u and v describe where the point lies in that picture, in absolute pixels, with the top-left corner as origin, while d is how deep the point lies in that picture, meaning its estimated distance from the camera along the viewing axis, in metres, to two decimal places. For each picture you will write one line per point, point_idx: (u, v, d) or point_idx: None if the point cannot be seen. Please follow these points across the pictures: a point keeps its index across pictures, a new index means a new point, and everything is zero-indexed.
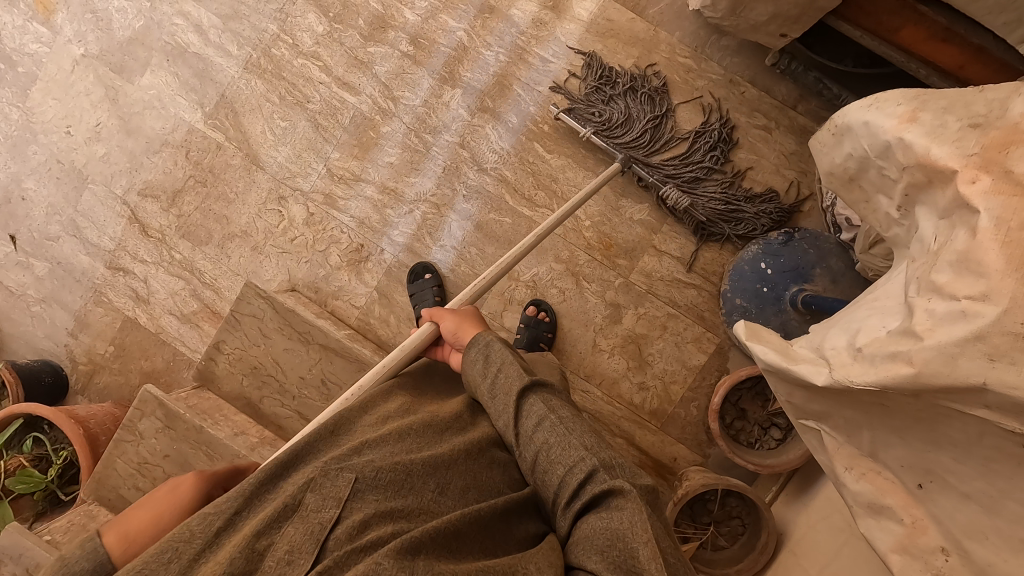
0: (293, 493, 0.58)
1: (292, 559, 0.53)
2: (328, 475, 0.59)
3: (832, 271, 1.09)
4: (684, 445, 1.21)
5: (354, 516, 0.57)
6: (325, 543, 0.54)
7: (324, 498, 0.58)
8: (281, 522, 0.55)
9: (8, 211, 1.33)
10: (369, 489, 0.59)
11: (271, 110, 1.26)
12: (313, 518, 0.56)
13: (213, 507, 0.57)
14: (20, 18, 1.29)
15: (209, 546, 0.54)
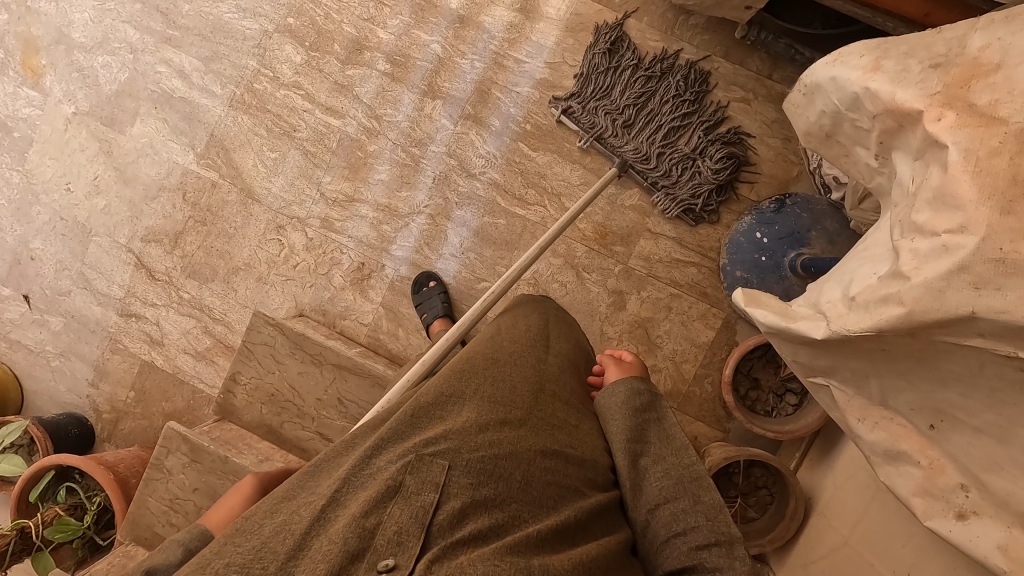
0: (393, 476, 0.56)
1: (402, 541, 0.52)
2: (424, 459, 0.58)
3: (827, 232, 1.10)
4: (703, 422, 1.21)
5: (451, 503, 0.55)
6: (429, 529, 0.53)
7: (423, 482, 0.56)
8: (385, 504, 0.54)
9: (19, 272, 1.37)
10: (466, 472, 0.58)
11: (261, 143, 1.29)
12: (415, 501, 0.55)
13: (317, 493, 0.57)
14: (10, 85, 1.34)
15: (316, 522, 0.54)
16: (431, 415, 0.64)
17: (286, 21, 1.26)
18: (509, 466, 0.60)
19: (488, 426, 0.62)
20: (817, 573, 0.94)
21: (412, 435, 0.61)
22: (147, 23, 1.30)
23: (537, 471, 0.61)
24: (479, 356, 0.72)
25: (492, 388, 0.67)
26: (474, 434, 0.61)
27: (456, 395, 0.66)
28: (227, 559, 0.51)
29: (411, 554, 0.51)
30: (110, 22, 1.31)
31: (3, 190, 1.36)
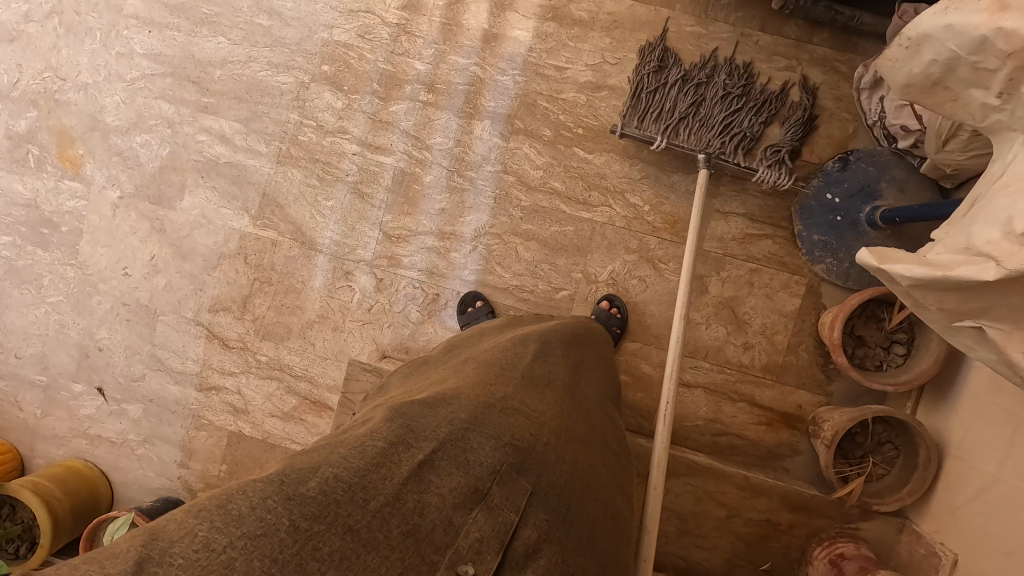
0: (482, 479, 0.55)
1: (481, 551, 0.51)
2: (513, 473, 0.56)
3: (897, 180, 1.11)
4: (805, 389, 1.22)
5: (529, 532, 0.54)
6: (505, 553, 0.52)
7: (509, 496, 0.55)
8: (470, 506, 0.53)
9: (90, 365, 1.35)
10: (545, 507, 0.56)
11: (315, 193, 1.28)
12: (497, 514, 0.53)
13: (410, 450, 0.57)
14: (51, 180, 1.33)
15: (410, 481, 0.54)
16: (522, 420, 0.63)
17: (320, 68, 1.26)
18: (582, 519, 0.58)
19: (571, 457, 0.62)
20: (970, 516, 0.95)
21: (504, 429, 0.60)
22: (180, 95, 1.29)
23: (604, 531, 0.60)
24: (561, 385, 0.73)
25: (566, 416, 0.67)
26: (559, 465, 0.60)
27: (541, 408, 0.66)
28: (332, 470, 0.52)
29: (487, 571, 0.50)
30: (142, 100, 1.30)
31: (60, 286, 1.34)
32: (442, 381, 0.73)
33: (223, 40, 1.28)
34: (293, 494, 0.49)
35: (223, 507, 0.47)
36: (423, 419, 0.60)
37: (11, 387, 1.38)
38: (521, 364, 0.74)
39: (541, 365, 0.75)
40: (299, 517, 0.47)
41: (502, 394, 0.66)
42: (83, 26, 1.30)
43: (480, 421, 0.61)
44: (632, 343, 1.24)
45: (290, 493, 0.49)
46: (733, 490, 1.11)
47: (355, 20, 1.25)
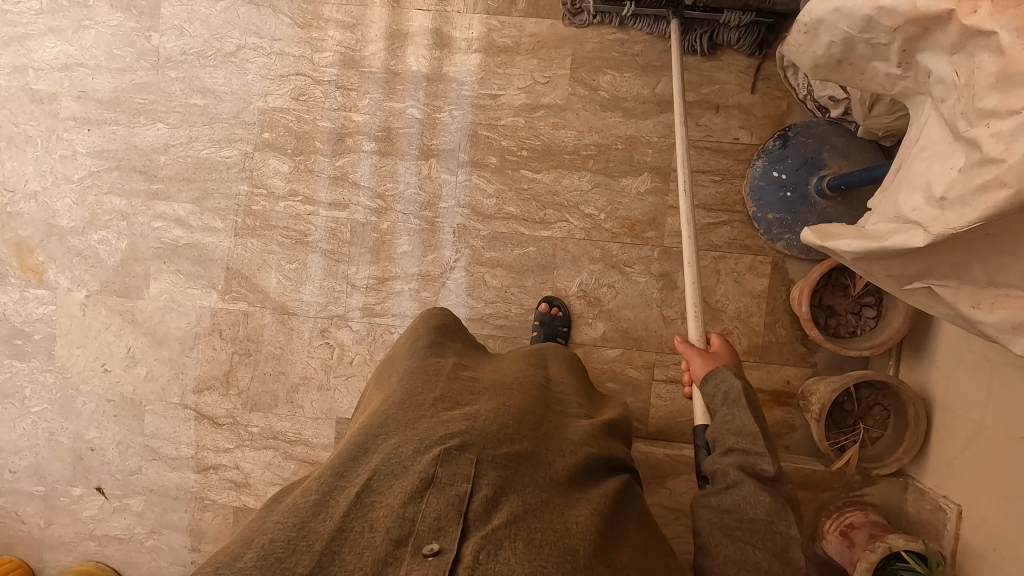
0: (425, 470, 0.60)
1: (441, 526, 0.56)
2: (454, 452, 0.61)
3: (838, 148, 1.14)
4: (790, 364, 1.23)
5: (484, 491, 0.59)
6: (466, 515, 0.57)
7: (455, 473, 0.60)
8: (421, 495, 0.58)
9: (85, 467, 1.35)
10: (493, 464, 0.61)
11: (279, 259, 1.29)
12: (449, 491, 0.58)
13: (347, 481, 0.61)
14: (16, 292, 1.33)
15: (354, 505, 0.58)
16: (454, 413, 0.67)
17: (262, 136, 1.27)
18: (533, 463, 0.64)
19: (508, 422, 0.67)
20: (967, 465, 0.95)
21: (437, 427, 0.65)
22: (129, 186, 1.30)
23: (560, 471, 0.65)
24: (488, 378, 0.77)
25: (504, 393, 0.73)
26: (499, 431, 0.65)
27: (471, 398, 0.71)
28: (270, 534, 0.56)
29: (453, 537, 0.55)
30: (93, 198, 1.31)
31: (42, 394, 1.34)
32: (372, 407, 0.75)
33: (162, 126, 1.29)
34: (232, 571, 0.53)
35: None
36: (355, 457, 0.64)
37: (11, 502, 1.37)
38: (446, 369, 0.77)
39: (467, 369, 0.79)
40: None
41: (431, 397, 0.70)
42: (22, 136, 1.31)
43: (411, 431, 0.65)
44: (613, 349, 1.26)
45: (231, 569, 0.53)
46: None
47: (288, 83, 1.26)
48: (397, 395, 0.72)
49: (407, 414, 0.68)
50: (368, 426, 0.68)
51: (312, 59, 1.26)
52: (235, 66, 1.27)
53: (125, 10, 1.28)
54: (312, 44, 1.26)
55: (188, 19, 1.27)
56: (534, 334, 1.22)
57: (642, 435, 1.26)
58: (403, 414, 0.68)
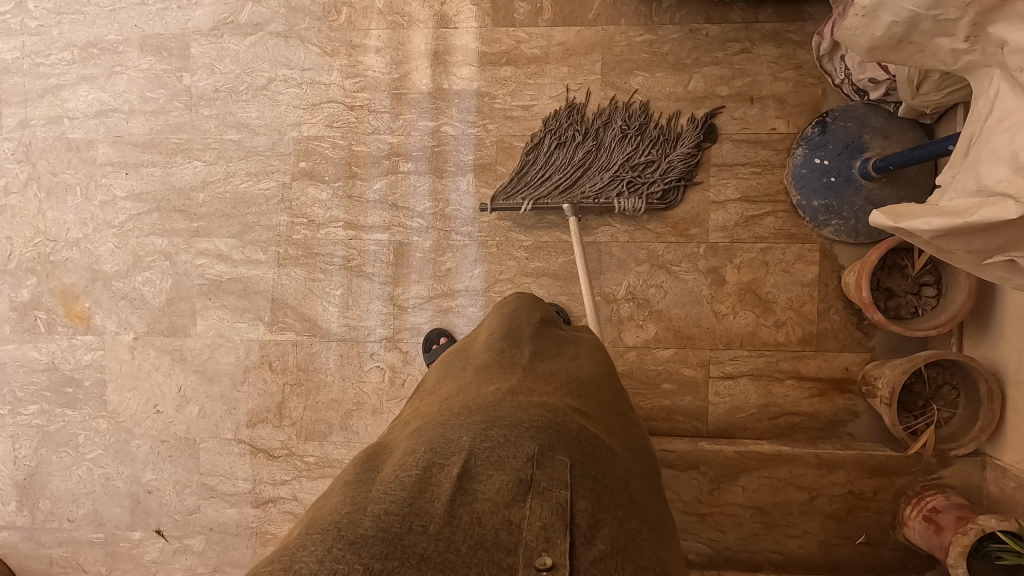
0: (522, 470, 0.56)
1: (550, 537, 0.50)
2: (547, 454, 0.58)
3: (879, 129, 1.13)
4: (847, 351, 1.22)
5: (584, 504, 0.54)
6: (571, 528, 0.51)
7: (553, 477, 0.56)
8: (522, 497, 0.53)
9: (144, 510, 1.34)
10: (586, 476, 0.58)
11: (324, 286, 1.29)
12: (550, 496, 0.54)
13: (445, 463, 0.56)
14: (64, 339, 1.34)
15: (458, 490, 0.53)
16: (535, 405, 0.65)
17: (299, 165, 1.28)
18: (617, 482, 0.61)
19: (586, 430, 0.65)
20: None
21: (521, 420, 0.62)
22: (170, 226, 1.31)
23: (636, 493, 0.62)
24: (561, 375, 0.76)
25: (572, 401, 0.70)
26: (579, 440, 0.62)
27: (548, 395, 0.68)
28: (382, 506, 0.49)
29: (563, 550, 0.48)
30: (135, 240, 1.32)
31: (96, 440, 1.34)
32: (446, 395, 0.72)
33: (199, 164, 1.30)
34: (352, 539, 0.45)
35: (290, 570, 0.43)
36: (445, 443, 0.59)
37: (71, 553, 1.36)
38: (520, 361, 0.76)
39: (542, 362, 0.77)
40: (371, 559, 0.43)
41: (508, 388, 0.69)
42: (62, 185, 1.32)
43: (497, 417, 0.62)
44: (666, 349, 1.25)
45: (351, 537, 0.45)
46: (808, 471, 1.08)
47: (321, 112, 1.27)
48: (475, 390, 0.70)
49: (489, 404, 0.65)
50: (446, 418, 0.64)
51: (345, 85, 1.27)
52: (267, 98, 1.28)
53: (156, 52, 1.29)
54: (342, 71, 1.27)
55: (217, 56, 1.28)
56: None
57: (703, 435, 1.24)
58: (487, 400, 0.66)
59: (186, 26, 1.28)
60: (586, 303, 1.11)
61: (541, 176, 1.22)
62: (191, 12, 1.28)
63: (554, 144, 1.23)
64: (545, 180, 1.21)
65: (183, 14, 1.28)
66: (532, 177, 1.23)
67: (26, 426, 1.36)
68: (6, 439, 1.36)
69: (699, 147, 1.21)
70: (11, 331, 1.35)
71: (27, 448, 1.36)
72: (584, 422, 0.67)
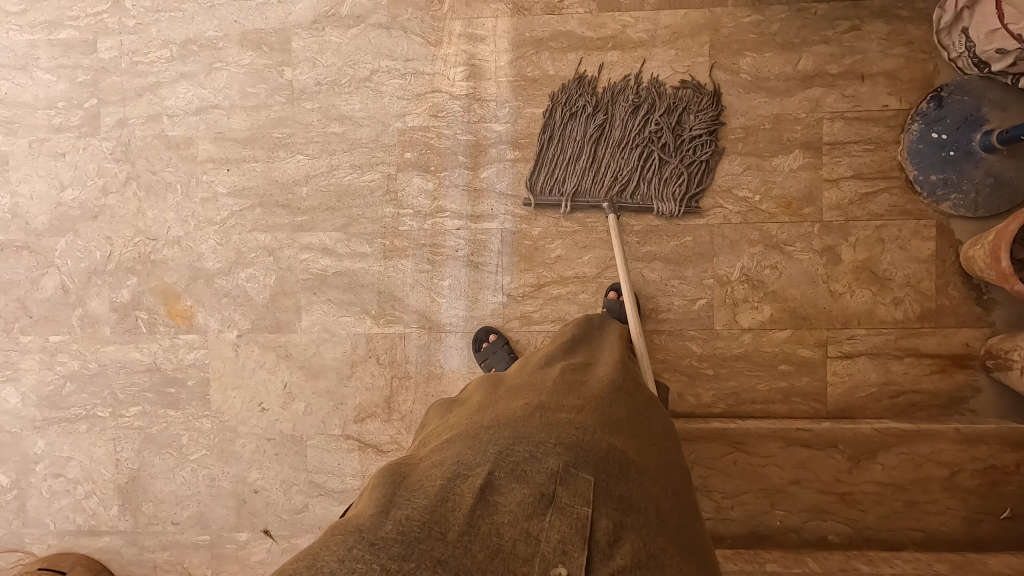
0: (545, 485, 0.60)
1: (567, 550, 0.55)
2: (572, 471, 0.61)
3: (996, 102, 1.12)
4: (967, 326, 1.20)
5: (605, 520, 0.58)
6: (590, 543, 0.56)
7: (575, 495, 0.59)
8: (544, 512, 0.58)
9: (251, 510, 1.32)
10: (611, 496, 0.60)
11: (430, 277, 1.28)
12: (571, 512, 0.58)
13: (469, 473, 0.62)
14: (166, 339, 1.32)
15: (478, 501, 0.58)
16: (562, 418, 0.68)
17: (402, 157, 1.27)
18: (645, 497, 0.63)
19: (614, 440, 0.67)
20: None
21: (550, 434, 0.65)
22: (273, 222, 1.30)
23: (665, 505, 0.64)
24: (593, 382, 0.79)
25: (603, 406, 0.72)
26: (607, 453, 0.64)
27: (577, 407, 0.71)
28: (406, 511, 0.57)
29: (579, 565, 0.54)
30: (237, 237, 1.30)
31: (200, 440, 1.33)
32: (481, 404, 0.78)
33: (302, 158, 1.29)
34: (374, 538, 0.53)
35: (315, 565, 0.50)
36: (471, 452, 0.65)
37: (176, 556, 1.34)
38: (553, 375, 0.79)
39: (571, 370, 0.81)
40: (389, 559, 0.51)
41: (532, 399, 0.73)
42: (162, 184, 1.31)
43: (524, 432, 0.66)
44: (783, 331, 1.23)
45: (372, 536, 0.53)
46: (948, 446, 1.07)
47: (425, 102, 1.27)
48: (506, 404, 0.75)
49: (516, 416, 0.69)
50: (478, 426, 0.70)
51: (448, 75, 1.26)
52: (370, 90, 1.27)
53: (256, 47, 1.29)
54: (446, 60, 1.26)
55: (319, 49, 1.28)
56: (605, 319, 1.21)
57: (824, 416, 1.23)
58: (516, 415, 0.69)
59: (288, 21, 1.28)
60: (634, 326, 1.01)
61: (567, 169, 1.24)
62: (292, 6, 1.28)
63: (565, 117, 1.24)
64: (575, 167, 1.23)
65: (283, 8, 1.28)
66: (574, 161, 1.24)
67: (128, 429, 1.34)
68: (108, 442, 1.34)
69: (808, 128, 1.22)
70: (111, 333, 1.33)
71: (129, 451, 1.34)
72: (613, 430, 0.69)
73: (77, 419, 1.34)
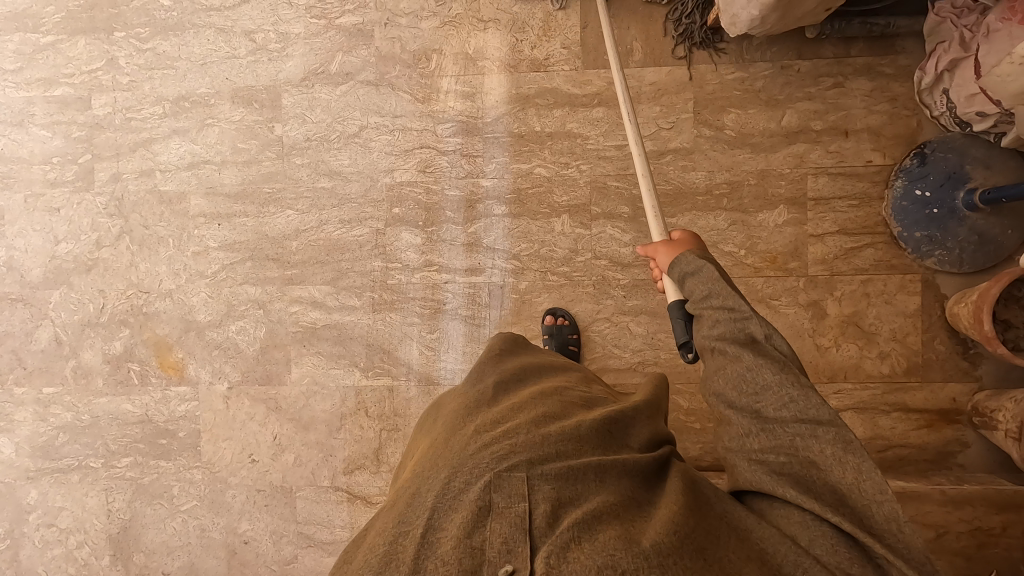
0: (481, 498, 0.62)
1: (511, 548, 0.58)
2: (504, 474, 0.63)
3: (979, 160, 1.13)
4: (955, 381, 1.20)
5: (542, 506, 0.61)
6: (531, 532, 0.59)
7: (510, 495, 0.61)
8: (483, 522, 0.60)
9: (240, 562, 1.33)
10: (545, 477, 0.63)
11: (417, 329, 1.29)
12: (508, 514, 0.60)
13: (410, 522, 0.62)
14: (158, 391, 1.34)
15: (422, 546, 0.60)
16: (492, 433, 0.70)
17: (391, 211, 1.29)
18: (580, 466, 0.65)
19: (542, 429, 0.69)
20: None
21: (480, 451, 0.67)
22: (263, 275, 1.31)
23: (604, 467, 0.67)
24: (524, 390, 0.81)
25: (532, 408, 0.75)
26: (536, 444, 0.67)
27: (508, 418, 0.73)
28: None
29: (524, 557, 0.57)
30: (228, 290, 1.32)
31: (191, 491, 1.34)
32: (422, 448, 0.79)
33: (292, 213, 1.31)
34: None
35: None
36: (410, 501, 0.65)
37: None
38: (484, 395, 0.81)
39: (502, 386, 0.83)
40: None
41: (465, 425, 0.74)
42: (154, 237, 1.33)
43: (455, 458, 0.67)
44: None
45: None
46: (933, 508, 1.08)
47: (413, 157, 1.28)
48: (442, 436, 0.76)
49: (448, 448, 0.70)
50: (417, 471, 0.71)
51: (436, 130, 1.28)
52: (359, 146, 1.29)
53: (247, 104, 1.31)
54: (434, 116, 1.28)
55: (309, 106, 1.30)
56: (546, 347, 1.23)
57: None
58: (448, 448, 0.70)
59: (278, 78, 1.30)
60: (649, 203, 0.96)
61: None
62: (282, 64, 1.30)
63: None
64: None
65: (273, 65, 1.30)
66: None
67: (120, 479, 1.35)
68: (100, 493, 1.35)
69: (793, 183, 1.23)
70: (104, 384, 1.35)
71: (121, 501, 1.35)
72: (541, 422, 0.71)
73: (70, 470, 1.36)
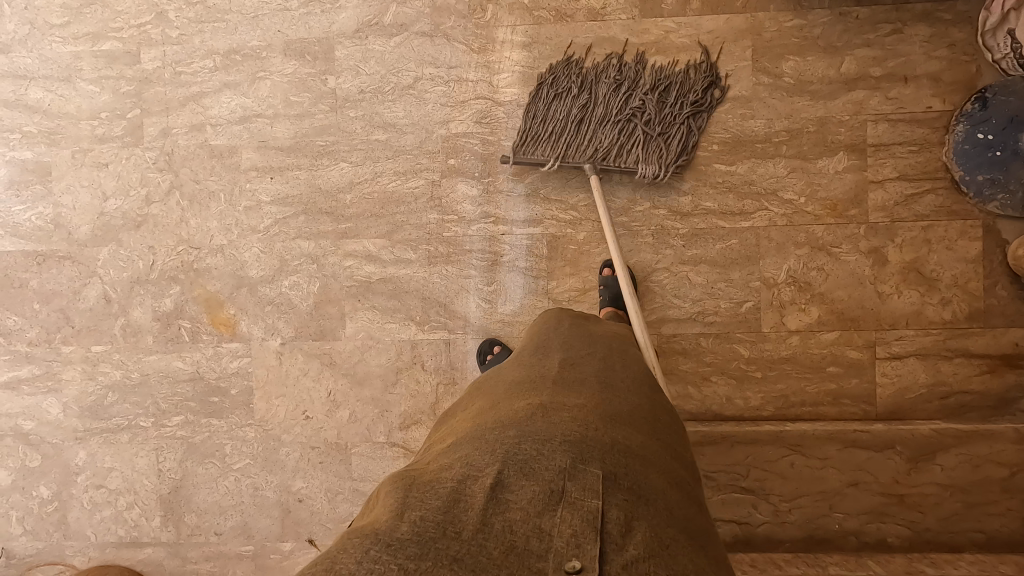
0: (555, 481, 0.54)
1: (580, 543, 0.49)
2: (580, 466, 0.55)
3: None
4: (1017, 327, 1.20)
5: (617, 512, 0.52)
6: (603, 535, 0.50)
7: (585, 488, 0.53)
8: (553, 508, 0.52)
9: (294, 520, 1.31)
10: (624, 483, 0.55)
11: (474, 282, 1.28)
12: (581, 505, 0.52)
13: (478, 471, 0.56)
14: (209, 347, 1.32)
15: (489, 501, 0.53)
16: (566, 413, 0.63)
17: (447, 163, 1.28)
18: (651, 488, 0.56)
19: (616, 432, 0.62)
20: None
21: (554, 429, 0.60)
22: (317, 229, 1.30)
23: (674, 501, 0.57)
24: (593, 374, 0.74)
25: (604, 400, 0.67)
26: (612, 448, 0.59)
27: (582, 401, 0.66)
28: (419, 512, 0.51)
29: (593, 555, 0.47)
30: (281, 245, 1.31)
31: (243, 449, 1.32)
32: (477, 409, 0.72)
33: (345, 166, 1.29)
34: (390, 539, 0.48)
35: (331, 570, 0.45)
36: (478, 450, 0.59)
37: (219, 567, 1.33)
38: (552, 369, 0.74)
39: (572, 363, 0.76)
40: (405, 559, 0.46)
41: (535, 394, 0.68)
42: (204, 192, 1.31)
43: (530, 427, 0.60)
44: (830, 333, 1.23)
45: (388, 539, 0.48)
46: (1008, 447, 1.07)
47: (469, 108, 1.27)
48: (506, 400, 0.69)
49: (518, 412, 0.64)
50: (481, 427, 0.64)
51: (492, 82, 1.27)
52: (414, 98, 1.28)
53: (300, 57, 1.29)
54: (489, 67, 1.27)
55: (362, 58, 1.29)
56: (600, 298, 1.21)
57: (874, 418, 1.23)
58: (519, 412, 0.64)
59: (331, 30, 1.29)
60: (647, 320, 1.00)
61: None
62: (335, 16, 1.29)
63: None
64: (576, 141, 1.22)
65: (326, 17, 1.29)
66: None
67: (170, 438, 1.33)
68: (150, 452, 1.33)
69: (853, 130, 1.22)
70: (154, 342, 1.33)
71: (171, 461, 1.33)
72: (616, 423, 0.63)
73: (119, 429, 1.34)
